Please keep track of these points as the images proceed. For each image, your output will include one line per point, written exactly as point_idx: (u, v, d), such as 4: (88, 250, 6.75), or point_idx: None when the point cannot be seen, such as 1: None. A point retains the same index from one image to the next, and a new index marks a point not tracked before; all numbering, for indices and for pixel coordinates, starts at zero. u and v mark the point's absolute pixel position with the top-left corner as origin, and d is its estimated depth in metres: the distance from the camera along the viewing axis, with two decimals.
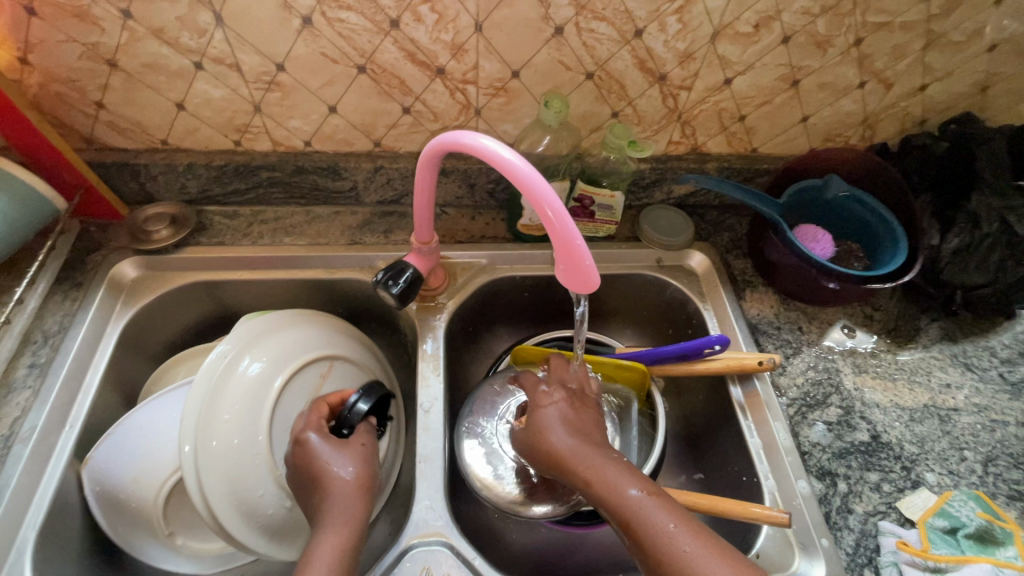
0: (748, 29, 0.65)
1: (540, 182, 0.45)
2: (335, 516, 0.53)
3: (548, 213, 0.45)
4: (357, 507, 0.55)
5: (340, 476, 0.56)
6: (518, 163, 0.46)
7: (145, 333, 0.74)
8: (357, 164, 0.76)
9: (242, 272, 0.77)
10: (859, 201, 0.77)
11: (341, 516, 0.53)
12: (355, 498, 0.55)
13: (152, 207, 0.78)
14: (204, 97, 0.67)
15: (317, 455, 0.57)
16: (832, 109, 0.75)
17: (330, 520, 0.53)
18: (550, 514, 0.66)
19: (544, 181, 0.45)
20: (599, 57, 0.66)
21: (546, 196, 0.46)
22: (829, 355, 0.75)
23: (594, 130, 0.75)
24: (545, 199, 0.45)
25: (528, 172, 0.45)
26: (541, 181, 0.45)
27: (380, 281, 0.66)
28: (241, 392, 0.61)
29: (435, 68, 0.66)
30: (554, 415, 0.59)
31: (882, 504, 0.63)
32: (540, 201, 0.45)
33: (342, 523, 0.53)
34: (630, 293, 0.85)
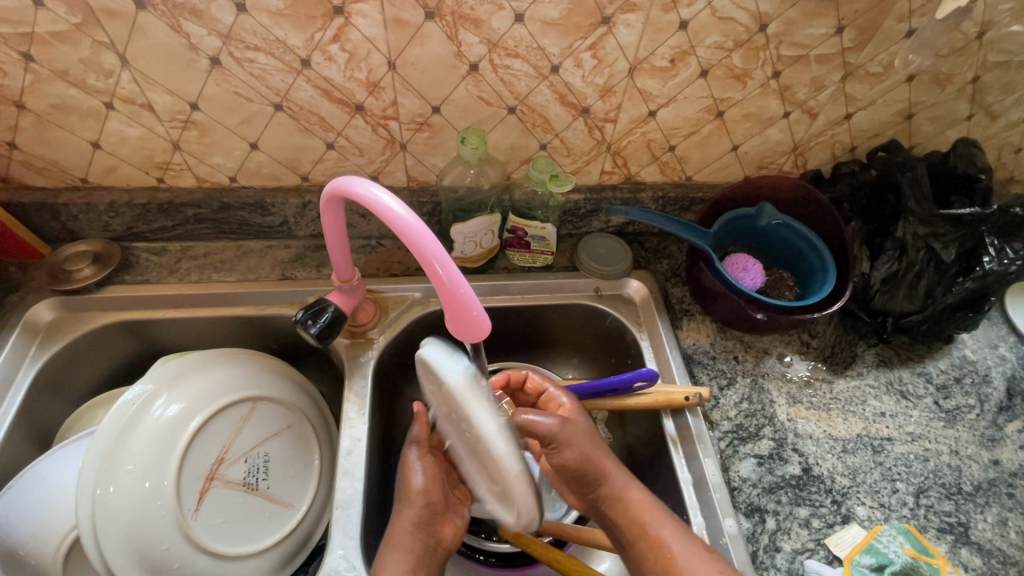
0: (665, 63, 0.65)
1: (426, 235, 0.44)
2: (400, 530, 0.57)
3: (434, 266, 0.44)
4: (425, 517, 0.58)
5: (416, 487, 0.59)
6: (404, 215, 0.44)
7: (65, 376, 0.72)
8: (285, 199, 0.75)
9: (168, 310, 0.75)
10: (792, 228, 0.77)
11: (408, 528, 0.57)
12: (416, 513, 0.58)
13: (75, 245, 0.76)
14: (119, 136, 0.66)
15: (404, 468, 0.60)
16: (760, 138, 0.76)
17: (398, 531, 0.57)
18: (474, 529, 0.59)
19: (429, 232, 0.45)
20: (518, 92, 0.66)
21: (435, 248, 0.45)
22: (763, 385, 0.74)
23: (523, 162, 0.74)
24: (432, 253, 0.44)
25: (415, 227, 0.44)
26: (426, 233, 0.44)
27: (299, 320, 0.65)
28: (148, 440, 0.59)
29: (353, 105, 0.65)
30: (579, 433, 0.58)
31: (810, 541, 0.62)
32: (425, 254, 0.44)
33: (406, 530, 0.57)
34: (570, 322, 0.84)
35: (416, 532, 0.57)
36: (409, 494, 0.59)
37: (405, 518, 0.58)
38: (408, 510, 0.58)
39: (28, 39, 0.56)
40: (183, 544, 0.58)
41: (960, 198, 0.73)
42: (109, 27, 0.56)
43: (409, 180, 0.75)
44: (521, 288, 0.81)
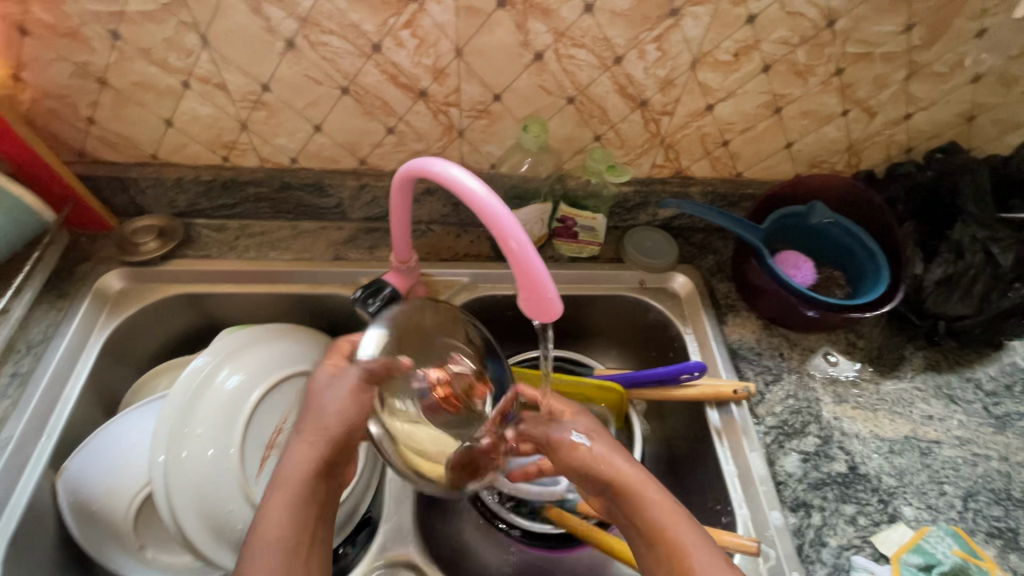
0: (728, 57, 0.65)
1: (504, 214, 0.45)
2: (296, 460, 0.53)
3: (508, 238, 0.45)
4: (333, 451, 0.54)
5: (329, 418, 0.56)
6: (481, 192, 0.46)
7: (130, 343, 0.75)
8: (342, 182, 0.77)
9: (226, 286, 0.78)
10: (844, 228, 0.76)
11: (297, 464, 0.53)
12: (311, 444, 0.54)
13: (142, 219, 0.79)
14: (192, 114, 0.69)
15: (322, 395, 0.57)
16: (816, 135, 0.75)
17: (290, 464, 0.53)
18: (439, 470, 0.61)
19: (508, 210, 0.46)
20: (579, 82, 0.67)
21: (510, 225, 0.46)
22: (809, 383, 0.74)
23: (577, 153, 0.75)
24: (507, 226, 0.45)
25: (491, 202, 0.45)
26: (505, 211, 0.45)
27: (359, 298, 0.67)
28: (215, 407, 0.62)
29: (417, 91, 0.67)
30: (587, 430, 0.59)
31: (857, 537, 0.62)
32: (504, 231, 0.45)
33: (298, 469, 0.53)
34: (613, 314, 0.85)
35: (309, 469, 0.53)
36: (315, 421, 0.56)
37: (311, 446, 0.54)
38: (303, 437, 0.55)
39: (117, 18, 0.59)
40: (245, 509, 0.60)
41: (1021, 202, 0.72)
42: (194, 9, 0.58)
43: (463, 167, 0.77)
44: (567, 278, 0.83)
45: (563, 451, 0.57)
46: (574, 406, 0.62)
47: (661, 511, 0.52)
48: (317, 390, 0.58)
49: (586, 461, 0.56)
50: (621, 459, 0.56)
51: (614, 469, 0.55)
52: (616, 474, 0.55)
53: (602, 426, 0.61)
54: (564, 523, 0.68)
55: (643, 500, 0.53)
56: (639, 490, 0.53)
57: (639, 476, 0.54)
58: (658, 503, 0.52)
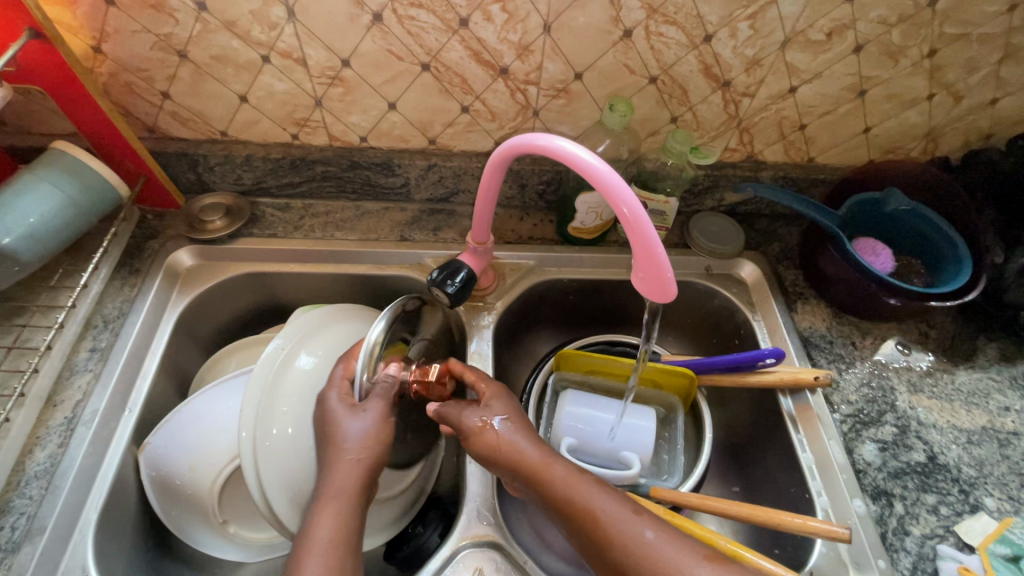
0: (820, 37, 0.63)
1: (622, 187, 0.45)
2: (337, 482, 0.53)
3: (621, 207, 0.44)
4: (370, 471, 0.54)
5: (362, 438, 0.55)
6: (597, 165, 0.45)
7: (198, 320, 0.75)
8: (411, 161, 0.76)
9: (292, 265, 0.78)
10: (922, 215, 0.74)
11: (341, 484, 0.52)
12: (357, 469, 0.54)
13: (208, 196, 0.79)
14: (268, 90, 0.68)
15: (339, 418, 0.56)
16: (897, 120, 0.74)
17: (335, 483, 0.53)
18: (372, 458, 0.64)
19: (625, 184, 0.45)
20: (665, 61, 0.65)
21: (624, 200, 0.46)
22: (884, 372, 0.73)
23: (651, 135, 0.74)
24: (620, 194, 0.44)
25: (604, 169, 0.45)
26: (622, 185, 0.45)
27: (436, 279, 0.66)
28: (298, 385, 0.62)
29: (499, 68, 0.65)
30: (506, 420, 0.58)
31: (940, 527, 0.62)
32: (622, 204, 0.44)
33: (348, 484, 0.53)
34: (677, 300, 0.85)
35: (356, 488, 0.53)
36: (342, 446, 0.54)
37: (351, 470, 0.53)
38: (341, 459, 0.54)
39: None
40: None
41: None
42: None
43: None
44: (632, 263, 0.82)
45: (475, 441, 0.57)
46: (494, 387, 0.61)
47: (617, 519, 0.51)
48: (345, 434, 0.55)
49: (504, 450, 0.56)
50: (541, 452, 0.56)
51: (526, 456, 0.55)
52: (541, 468, 0.55)
53: (518, 410, 0.61)
54: None
55: (580, 498, 0.52)
56: (562, 486, 0.53)
57: (550, 466, 0.55)
58: (609, 507, 0.52)
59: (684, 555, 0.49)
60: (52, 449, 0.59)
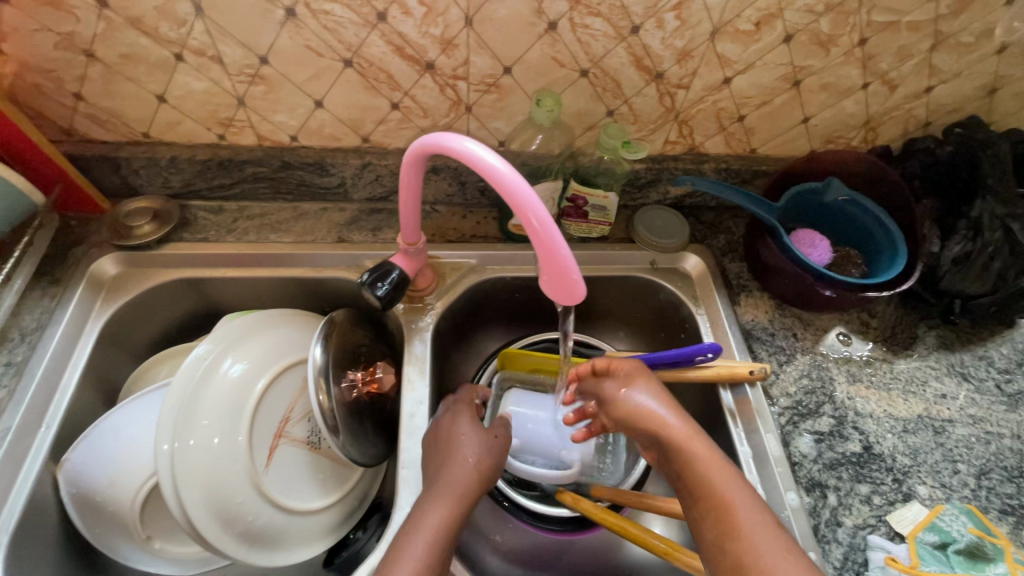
0: (749, 27, 0.62)
1: (527, 191, 0.43)
2: (453, 479, 0.57)
3: (526, 210, 0.43)
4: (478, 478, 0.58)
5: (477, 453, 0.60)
6: (501, 169, 0.44)
7: (127, 330, 0.72)
8: (344, 160, 0.74)
9: (226, 269, 0.75)
10: (860, 205, 0.75)
11: (460, 476, 0.57)
12: (471, 476, 0.58)
13: (134, 200, 0.76)
14: (185, 89, 0.65)
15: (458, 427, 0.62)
16: (834, 110, 0.73)
17: (450, 476, 0.57)
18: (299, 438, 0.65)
19: (530, 188, 0.43)
20: (594, 53, 0.64)
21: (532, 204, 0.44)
22: (823, 363, 0.74)
23: (588, 129, 0.73)
24: (526, 201, 0.43)
25: (507, 173, 0.43)
26: (527, 189, 0.43)
27: (366, 282, 0.64)
28: (221, 395, 0.60)
29: (424, 63, 0.64)
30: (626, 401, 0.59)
31: (872, 517, 0.62)
32: (527, 209, 0.43)
33: (459, 477, 0.57)
34: (624, 295, 0.84)
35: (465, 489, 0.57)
36: (460, 454, 0.59)
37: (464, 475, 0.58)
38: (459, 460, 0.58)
39: None
40: (257, 499, 0.60)
41: None
42: None
43: None
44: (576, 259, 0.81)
45: (615, 406, 0.59)
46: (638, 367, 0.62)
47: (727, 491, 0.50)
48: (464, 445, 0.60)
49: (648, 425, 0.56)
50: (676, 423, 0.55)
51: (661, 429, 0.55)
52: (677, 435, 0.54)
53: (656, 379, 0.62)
54: (577, 506, 0.67)
55: (695, 467, 0.52)
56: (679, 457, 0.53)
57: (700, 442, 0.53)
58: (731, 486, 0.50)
59: (785, 550, 0.45)
60: None
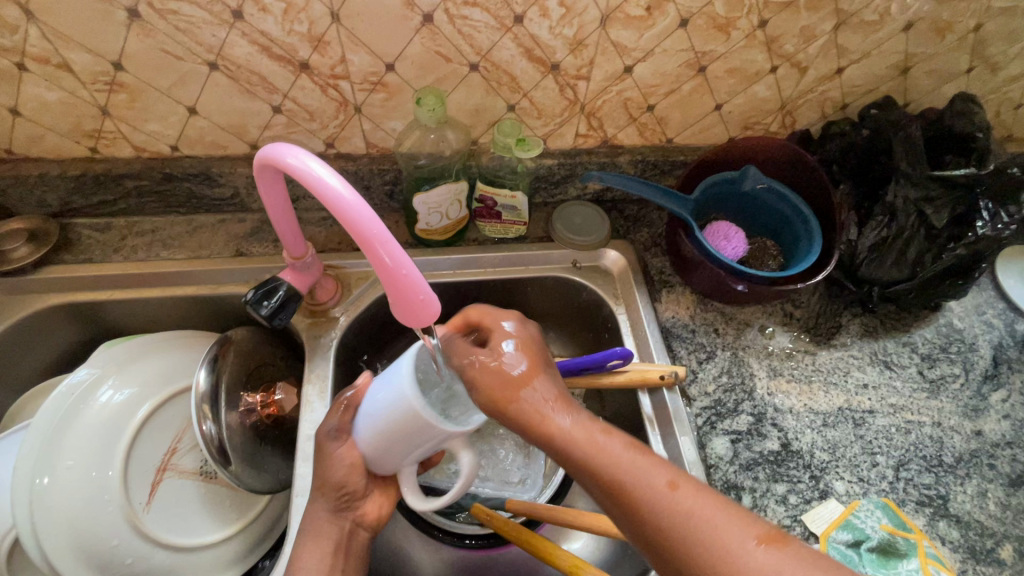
0: (640, 12, 0.59)
1: (377, 226, 0.40)
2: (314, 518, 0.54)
3: (367, 229, 0.40)
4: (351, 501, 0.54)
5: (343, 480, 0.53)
6: (346, 198, 0.39)
7: (6, 362, 0.67)
8: (233, 169, 0.70)
9: (113, 292, 0.70)
10: (777, 192, 0.72)
11: (322, 517, 0.54)
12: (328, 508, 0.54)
13: (8, 222, 0.71)
14: (39, 101, 0.60)
15: (326, 452, 0.54)
16: (746, 95, 0.70)
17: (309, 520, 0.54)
18: (191, 470, 0.61)
19: (378, 220, 0.40)
20: (479, 46, 0.60)
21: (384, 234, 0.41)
22: (743, 358, 0.71)
23: (490, 126, 0.69)
24: (377, 237, 0.40)
25: (355, 207, 0.39)
26: (375, 222, 0.40)
27: (250, 300, 0.60)
28: (93, 430, 0.56)
29: (297, 63, 0.59)
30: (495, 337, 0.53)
31: (787, 517, 0.60)
32: (377, 245, 0.40)
33: (320, 516, 0.54)
34: (547, 297, 0.81)
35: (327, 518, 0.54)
36: (328, 481, 0.54)
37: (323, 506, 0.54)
38: (322, 502, 0.54)
39: None
40: (135, 540, 0.56)
41: (955, 157, 0.69)
42: None
43: (368, 146, 0.70)
44: (494, 261, 0.77)
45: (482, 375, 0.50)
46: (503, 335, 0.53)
47: (621, 465, 0.45)
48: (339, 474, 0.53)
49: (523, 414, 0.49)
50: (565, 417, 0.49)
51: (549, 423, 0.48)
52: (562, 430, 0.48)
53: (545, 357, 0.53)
54: (489, 523, 0.64)
55: (576, 445, 0.47)
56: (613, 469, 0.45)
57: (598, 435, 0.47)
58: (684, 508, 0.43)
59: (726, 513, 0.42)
60: None
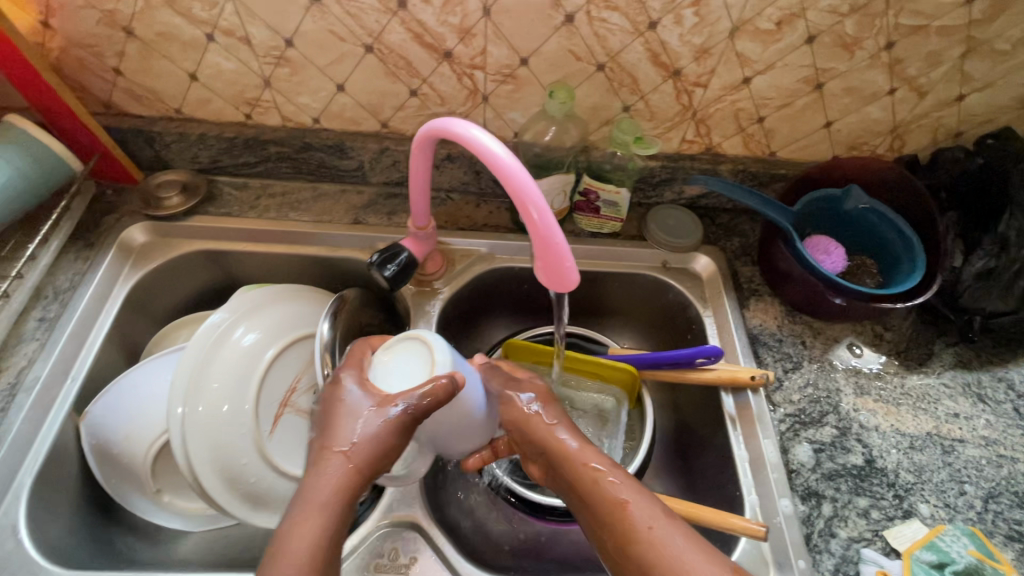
0: (770, 26, 0.62)
1: (531, 186, 0.44)
2: (287, 529, 0.45)
3: (523, 190, 0.44)
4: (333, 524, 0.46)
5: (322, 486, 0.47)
6: (508, 160, 0.44)
7: (151, 296, 0.76)
8: (363, 144, 0.76)
9: (245, 244, 0.78)
10: (880, 213, 0.73)
11: (296, 541, 0.44)
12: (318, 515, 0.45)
13: (165, 173, 0.80)
14: (216, 68, 0.68)
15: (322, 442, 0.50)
16: (858, 115, 0.71)
17: (285, 537, 0.44)
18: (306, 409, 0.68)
19: (533, 181, 0.45)
20: (610, 48, 0.64)
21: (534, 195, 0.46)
22: (830, 372, 0.72)
23: (603, 124, 0.73)
24: (530, 196, 0.44)
25: (515, 167, 0.44)
26: (530, 182, 0.44)
27: (375, 262, 0.66)
28: (233, 362, 0.63)
29: (442, 52, 0.65)
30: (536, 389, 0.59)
31: (868, 531, 0.61)
32: (529, 202, 0.44)
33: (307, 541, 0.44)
34: (633, 294, 0.84)
35: (311, 543, 0.44)
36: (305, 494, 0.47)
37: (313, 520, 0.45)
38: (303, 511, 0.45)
39: None
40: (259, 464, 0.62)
41: None
42: None
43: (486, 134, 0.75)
44: (587, 253, 0.81)
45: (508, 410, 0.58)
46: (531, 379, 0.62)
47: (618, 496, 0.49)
48: (314, 484, 0.47)
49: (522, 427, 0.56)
50: (575, 439, 0.54)
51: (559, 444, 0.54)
52: (571, 451, 0.53)
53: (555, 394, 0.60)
54: None
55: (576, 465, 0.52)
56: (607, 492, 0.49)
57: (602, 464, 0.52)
58: (675, 541, 0.45)
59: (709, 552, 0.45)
60: None
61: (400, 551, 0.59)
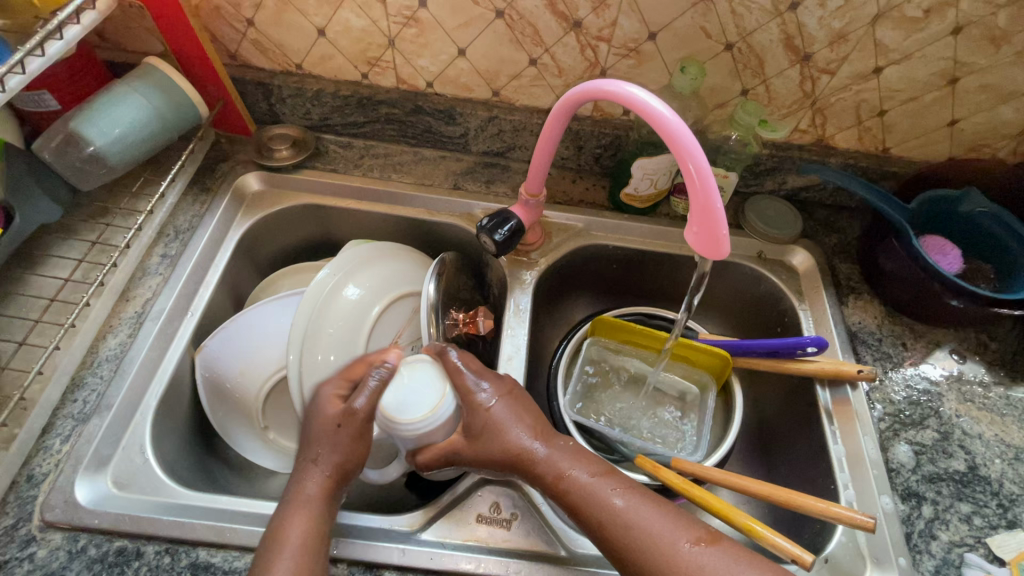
0: (917, 14, 0.61)
1: (689, 139, 0.46)
2: (298, 526, 0.49)
3: (681, 145, 0.46)
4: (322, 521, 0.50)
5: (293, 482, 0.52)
6: (667, 115, 0.46)
7: (258, 245, 0.79)
8: (473, 111, 0.77)
9: (348, 201, 0.80)
10: (998, 217, 0.70)
11: (297, 534, 0.48)
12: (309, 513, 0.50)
13: (278, 127, 0.82)
14: (345, 25, 0.70)
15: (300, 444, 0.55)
16: (988, 115, 0.69)
17: (289, 532, 0.48)
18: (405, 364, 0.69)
19: (692, 136, 0.46)
20: (744, 27, 0.63)
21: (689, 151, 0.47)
22: (931, 377, 0.70)
23: (718, 106, 0.72)
24: (689, 151, 0.45)
25: (675, 121, 0.46)
26: (689, 136, 0.46)
27: (485, 227, 0.67)
28: (342, 314, 0.65)
29: (572, 21, 0.65)
30: (504, 408, 0.56)
31: (970, 536, 0.60)
32: (687, 156, 0.46)
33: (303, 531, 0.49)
34: (723, 282, 0.83)
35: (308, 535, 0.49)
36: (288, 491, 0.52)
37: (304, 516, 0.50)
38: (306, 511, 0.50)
39: None
40: None
41: None
42: None
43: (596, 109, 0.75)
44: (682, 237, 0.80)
45: (474, 418, 0.55)
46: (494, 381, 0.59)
47: (632, 516, 0.49)
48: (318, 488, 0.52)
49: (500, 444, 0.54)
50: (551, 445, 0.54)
51: (519, 446, 0.54)
52: (584, 484, 0.51)
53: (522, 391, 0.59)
54: (656, 474, 0.61)
55: (592, 498, 0.50)
56: (620, 521, 0.48)
57: (608, 481, 0.51)
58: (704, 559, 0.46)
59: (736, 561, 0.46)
60: (123, 338, 0.65)
61: (502, 506, 0.59)
